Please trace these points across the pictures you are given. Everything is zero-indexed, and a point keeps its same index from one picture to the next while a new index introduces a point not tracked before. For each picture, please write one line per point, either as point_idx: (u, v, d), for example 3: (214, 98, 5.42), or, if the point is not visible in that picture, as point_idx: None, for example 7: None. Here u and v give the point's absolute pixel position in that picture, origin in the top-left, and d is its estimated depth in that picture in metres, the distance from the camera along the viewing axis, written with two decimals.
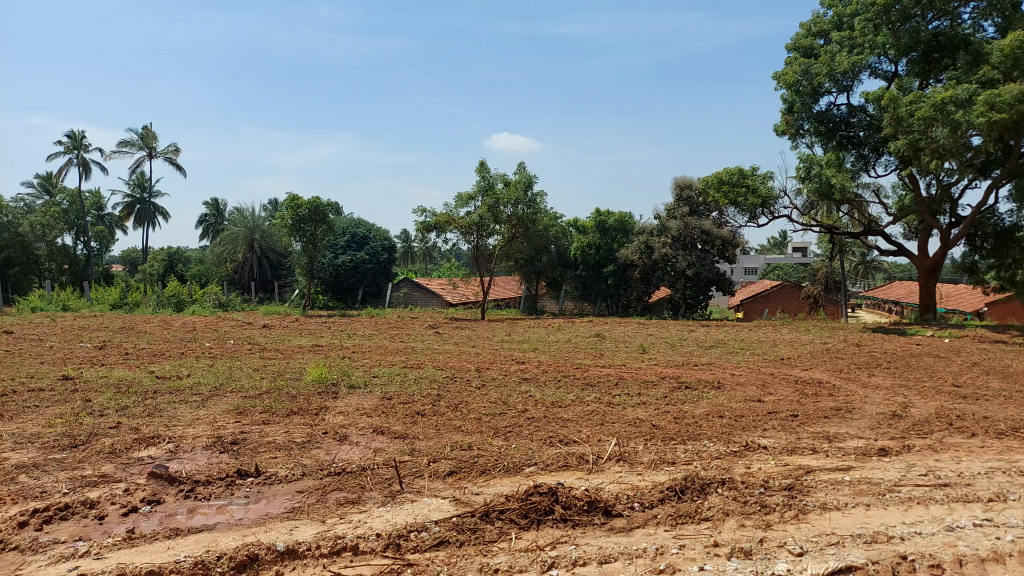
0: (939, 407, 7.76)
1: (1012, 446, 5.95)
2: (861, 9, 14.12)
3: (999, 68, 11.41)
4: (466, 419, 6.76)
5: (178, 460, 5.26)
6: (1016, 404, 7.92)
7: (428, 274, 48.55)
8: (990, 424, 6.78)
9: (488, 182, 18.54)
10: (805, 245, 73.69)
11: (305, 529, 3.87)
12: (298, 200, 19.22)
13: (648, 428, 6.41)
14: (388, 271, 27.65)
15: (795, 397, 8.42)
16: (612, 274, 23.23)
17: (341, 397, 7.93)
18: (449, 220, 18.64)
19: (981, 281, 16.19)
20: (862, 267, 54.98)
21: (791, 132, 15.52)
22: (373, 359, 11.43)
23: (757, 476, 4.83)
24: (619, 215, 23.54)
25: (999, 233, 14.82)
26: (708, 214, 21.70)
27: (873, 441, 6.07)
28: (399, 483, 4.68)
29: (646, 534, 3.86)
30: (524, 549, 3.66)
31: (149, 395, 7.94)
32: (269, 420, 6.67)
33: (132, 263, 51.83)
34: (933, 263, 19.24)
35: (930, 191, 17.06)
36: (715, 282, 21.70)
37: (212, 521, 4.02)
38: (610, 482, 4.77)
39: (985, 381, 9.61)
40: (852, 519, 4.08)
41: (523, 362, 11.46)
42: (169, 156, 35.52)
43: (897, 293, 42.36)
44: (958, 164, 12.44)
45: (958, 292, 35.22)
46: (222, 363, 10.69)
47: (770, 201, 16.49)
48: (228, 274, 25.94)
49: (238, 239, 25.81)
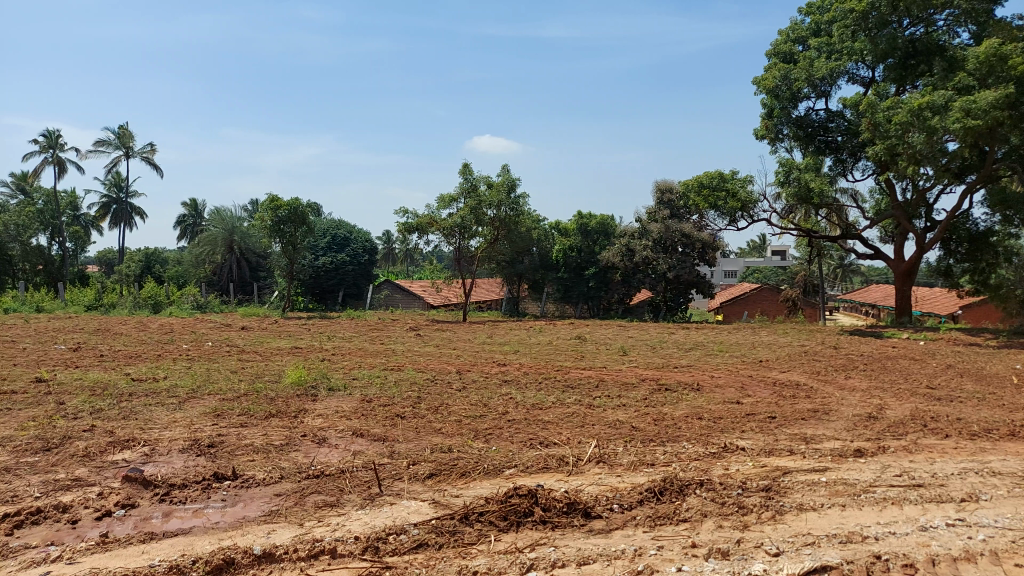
0: (914, 409, 7.90)
1: (985, 447, 6.10)
2: (838, 16, 14.34)
3: (974, 75, 11.61)
4: (447, 421, 6.81)
5: (154, 464, 5.24)
6: (988, 406, 8.09)
7: (410, 276, 48.74)
8: (963, 426, 6.93)
9: (470, 183, 18.64)
10: (784, 248, 74.43)
11: (282, 533, 3.88)
12: (278, 201, 19.15)
13: (627, 430, 6.49)
14: (369, 273, 27.59)
15: (773, 400, 8.54)
16: (594, 276, 23.47)
17: (321, 399, 7.94)
18: (432, 221, 18.68)
19: (956, 285, 16.50)
20: (840, 269, 56.15)
21: (770, 137, 15.62)
22: (353, 362, 11.44)
23: (733, 477, 4.91)
24: (600, 218, 23.74)
25: (973, 238, 15.20)
26: (689, 217, 21.91)
27: (849, 443, 6.19)
28: (378, 485, 4.71)
29: (625, 535, 3.93)
30: (504, 551, 3.71)
31: (125, 397, 7.89)
32: (246, 422, 6.66)
33: (109, 264, 51.17)
34: (909, 267, 19.59)
35: (906, 195, 17.38)
36: (695, 285, 21.91)
37: (189, 525, 4.02)
38: (590, 484, 4.83)
39: (959, 383, 9.81)
40: (828, 520, 4.18)
41: (504, 364, 11.51)
42: (147, 156, 35.26)
43: (875, 297, 42.92)
44: (935, 170, 12.65)
45: (932, 296, 35.81)
46: (199, 365, 10.65)
47: (749, 206, 16.63)
48: (206, 275, 25.72)
49: (217, 240, 25.58)
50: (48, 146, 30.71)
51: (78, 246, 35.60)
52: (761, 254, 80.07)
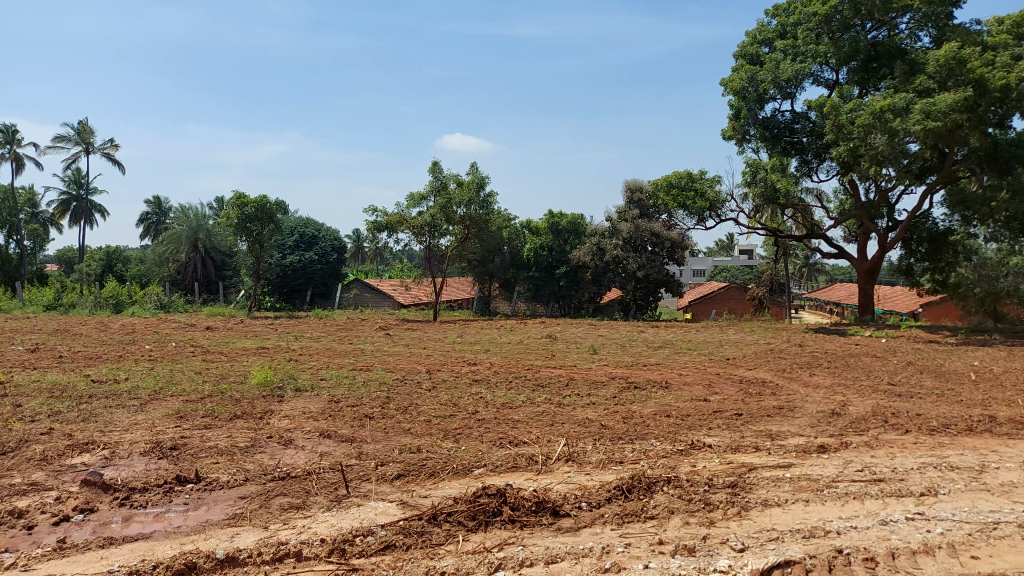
0: (876, 404, 7.98)
1: (943, 442, 6.14)
2: (803, 19, 14.42)
3: (934, 78, 11.75)
4: (415, 421, 6.65)
5: (114, 467, 5.02)
6: (947, 402, 8.20)
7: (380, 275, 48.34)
8: (923, 421, 6.99)
9: (440, 182, 18.41)
10: (750, 247, 75.17)
11: (246, 536, 3.72)
12: (244, 198, 18.78)
13: (596, 429, 6.42)
14: (338, 272, 27.06)
15: (740, 396, 8.57)
16: (564, 275, 23.46)
17: (287, 400, 7.74)
18: (401, 220, 18.42)
19: (916, 283, 16.84)
20: (805, 268, 57.09)
21: (737, 138, 15.64)
22: (321, 361, 11.22)
23: (701, 474, 4.86)
24: (571, 217, 23.61)
25: (934, 238, 15.49)
26: (658, 216, 21.96)
27: (813, 439, 6.20)
28: (345, 487, 4.55)
29: (593, 533, 3.84)
30: (472, 551, 3.59)
31: (84, 400, 7.61)
32: (210, 424, 6.45)
33: (70, 263, 49.87)
34: (871, 266, 19.86)
35: (869, 196, 17.62)
36: (664, 283, 22.02)
37: (149, 529, 3.84)
38: (559, 483, 4.74)
39: (919, 379, 9.95)
40: (793, 515, 4.13)
41: (474, 363, 11.38)
42: (108, 152, 34.36)
43: (839, 295, 43.56)
44: (897, 171, 12.82)
45: (893, 294, 36.43)
46: (162, 366, 10.33)
47: (717, 205, 16.70)
48: (170, 274, 25.02)
49: (181, 238, 24.75)
50: (4, 142, 29.79)
51: (37, 245, 34.57)
52: (729, 253, 81.00)
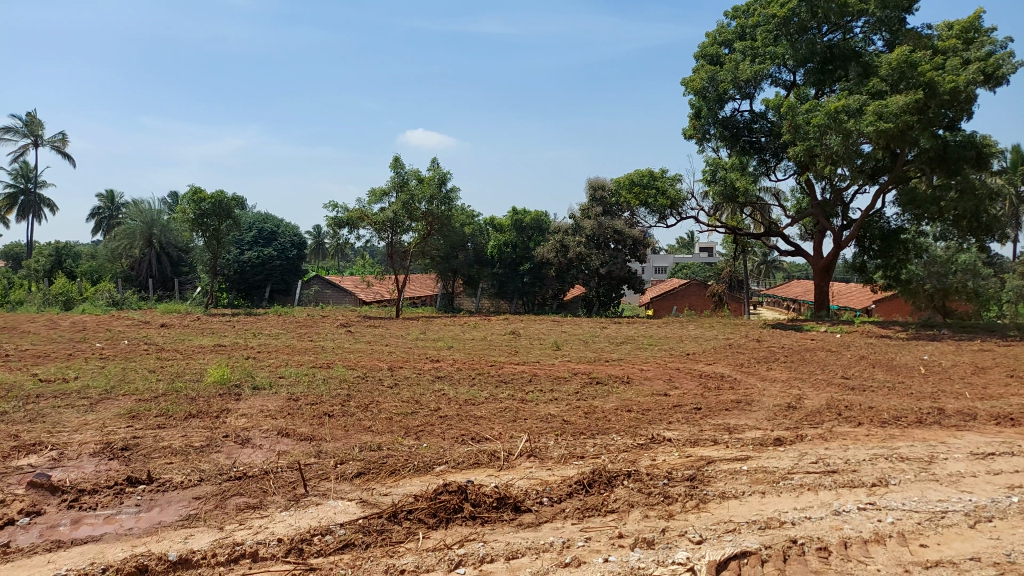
0: (830, 398, 8.10)
1: (892, 434, 6.22)
2: (762, 20, 14.47)
3: (887, 81, 12.05)
4: (377, 419, 6.50)
5: (61, 469, 4.82)
6: (896, 395, 8.36)
7: (341, 272, 47.56)
8: (874, 414, 7.10)
9: (401, 178, 18.16)
10: (710, 245, 75.87)
11: (201, 537, 3.58)
12: (200, 194, 18.19)
13: (558, 424, 6.39)
14: (297, 269, 26.39)
15: (698, 392, 8.63)
16: (528, 272, 23.36)
17: (245, 398, 7.51)
18: (363, 216, 18.10)
19: (869, 280, 17.26)
20: (763, 266, 58.15)
21: (698, 137, 15.75)
22: (279, 360, 10.98)
23: (660, 468, 4.84)
24: (535, 214, 23.55)
25: (885, 235, 15.76)
26: (620, 214, 22.02)
27: (769, 432, 6.25)
28: (304, 486, 4.38)
29: (554, 527, 3.79)
30: (432, 548, 3.50)
31: (31, 400, 7.30)
32: (165, 423, 6.20)
33: (16, 258, 47.91)
34: (827, 263, 20.22)
35: (824, 194, 17.93)
36: (627, 281, 22.13)
37: (100, 531, 3.67)
38: (520, 478, 4.67)
39: (870, 373, 10.17)
40: (747, 507, 4.12)
41: (437, 360, 11.24)
42: (58, 144, 33.09)
43: (795, 292, 44.36)
44: (850, 171, 13.07)
45: (847, 290, 37.28)
46: (114, 365, 9.97)
47: (678, 203, 16.79)
48: (122, 270, 23.83)
49: (134, 233, 23.66)
50: None
51: None
52: (690, 251, 81.91)
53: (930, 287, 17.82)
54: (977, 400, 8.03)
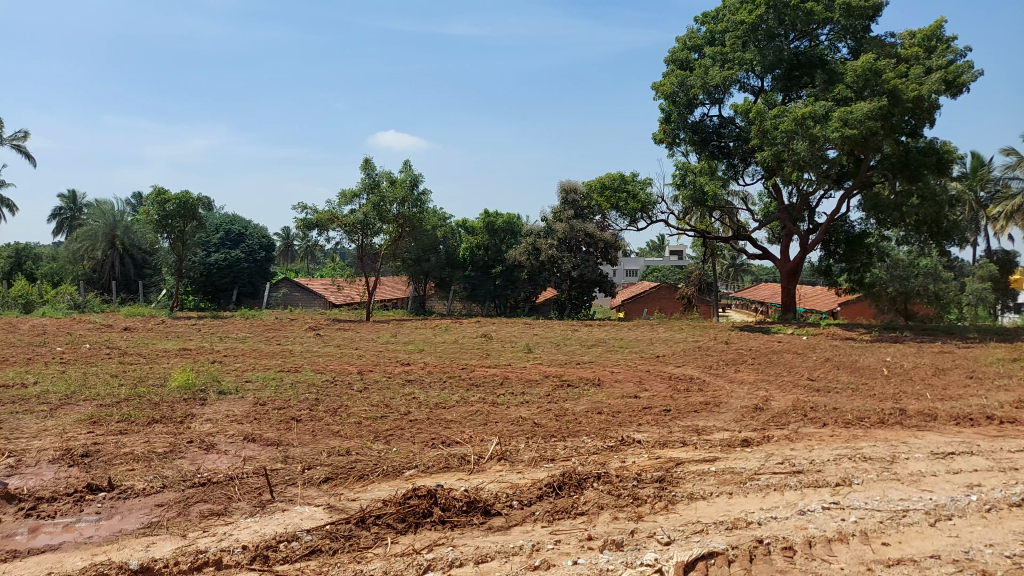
0: (796, 400, 8.23)
1: (856, 435, 6.35)
2: (730, 26, 14.54)
3: (852, 87, 12.31)
4: (345, 423, 6.43)
5: (18, 477, 4.71)
6: (860, 396, 8.53)
7: (312, 274, 47.01)
8: (838, 415, 7.24)
9: (373, 180, 18.03)
10: (680, 248, 76.44)
11: (163, 545, 3.50)
12: (164, 194, 17.80)
13: (529, 427, 6.39)
14: (266, 271, 26.02)
15: (668, 394, 8.72)
16: (500, 275, 23.30)
17: (210, 403, 7.39)
18: (333, 218, 17.93)
19: (834, 283, 17.60)
20: (732, 269, 59.00)
21: (668, 141, 15.89)
22: (247, 364, 10.82)
23: (629, 470, 4.85)
24: (507, 216, 23.43)
25: (850, 240, 16.08)
26: (592, 217, 22.08)
27: (736, 434, 6.32)
28: (271, 492, 4.30)
29: (523, 531, 3.77)
30: (401, 553, 3.47)
31: None
32: (127, 429, 6.08)
33: None
34: (794, 266, 20.55)
35: (791, 199, 18.27)
36: (598, 283, 22.23)
37: (58, 540, 3.59)
38: (490, 482, 4.63)
39: (835, 374, 10.35)
40: (714, 508, 4.13)
41: (408, 363, 11.17)
42: (18, 143, 32.14)
43: (763, 294, 45.06)
44: (816, 176, 13.27)
45: (814, 293, 37.96)
46: (75, 369, 9.74)
47: (649, 207, 16.92)
48: (84, 272, 23.21)
49: (97, 235, 22.89)
50: None
51: None
52: (661, 254, 82.49)
53: (893, 290, 18.20)
54: (937, 401, 8.22)
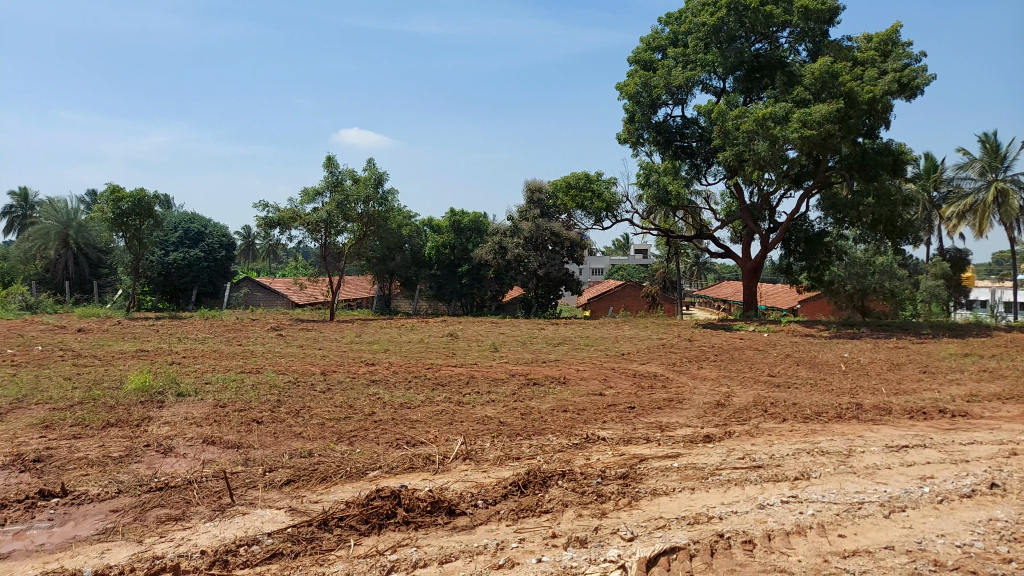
0: (757, 396, 8.34)
1: (814, 429, 6.45)
2: (693, 28, 14.68)
3: (810, 90, 12.52)
4: (307, 425, 6.30)
5: None
6: (819, 391, 8.69)
7: (273, 273, 46.10)
8: (798, 410, 7.35)
9: (336, 178, 17.76)
10: (645, 247, 76.85)
11: (118, 551, 3.38)
12: (119, 193, 17.26)
13: (494, 426, 6.35)
14: (227, 270, 25.47)
15: (633, 391, 8.76)
16: (466, 274, 23.13)
17: (168, 406, 7.20)
18: (295, 216, 17.60)
19: (794, 281, 17.87)
20: (697, 268, 59.60)
21: (631, 140, 15.93)
22: (207, 365, 10.56)
23: (593, 467, 4.83)
24: (472, 216, 23.30)
25: (809, 238, 16.38)
26: (558, 216, 22.07)
27: (699, 430, 6.38)
28: (230, 495, 4.17)
29: (487, 530, 3.69)
30: (363, 555, 3.37)
31: None
32: (81, 433, 5.89)
33: None
34: (755, 264, 20.86)
35: (752, 198, 18.53)
36: (564, 282, 22.28)
37: (8, 549, 3.44)
38: (455, 482, 4.57)
39: (795, 370, 10.52)
40: (678, 503, 4.11)
41: (372, 363, 11.05)
42: None
43: (726, 292, 45.62)
44: (776, 176, 13.48)
45: (775, 291, 38.57)
46: (24, 372, 9.38)
47: (613, 206, 16.98)
48: (36, 272, 22.43)
49: (50, 234, 22.15)
50: None
51: None
52: (626, 253, 83.06)
53: (850, 287, 18.55)
54: (892, 395, 8.41)
